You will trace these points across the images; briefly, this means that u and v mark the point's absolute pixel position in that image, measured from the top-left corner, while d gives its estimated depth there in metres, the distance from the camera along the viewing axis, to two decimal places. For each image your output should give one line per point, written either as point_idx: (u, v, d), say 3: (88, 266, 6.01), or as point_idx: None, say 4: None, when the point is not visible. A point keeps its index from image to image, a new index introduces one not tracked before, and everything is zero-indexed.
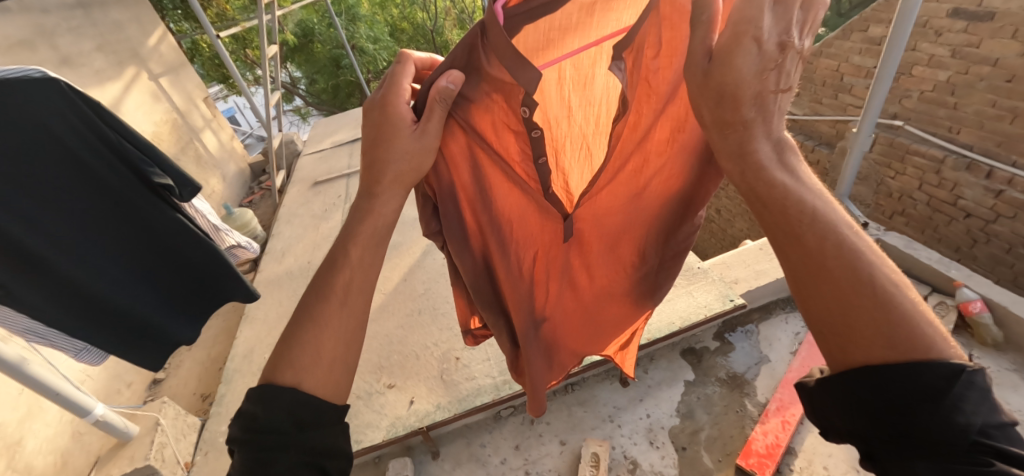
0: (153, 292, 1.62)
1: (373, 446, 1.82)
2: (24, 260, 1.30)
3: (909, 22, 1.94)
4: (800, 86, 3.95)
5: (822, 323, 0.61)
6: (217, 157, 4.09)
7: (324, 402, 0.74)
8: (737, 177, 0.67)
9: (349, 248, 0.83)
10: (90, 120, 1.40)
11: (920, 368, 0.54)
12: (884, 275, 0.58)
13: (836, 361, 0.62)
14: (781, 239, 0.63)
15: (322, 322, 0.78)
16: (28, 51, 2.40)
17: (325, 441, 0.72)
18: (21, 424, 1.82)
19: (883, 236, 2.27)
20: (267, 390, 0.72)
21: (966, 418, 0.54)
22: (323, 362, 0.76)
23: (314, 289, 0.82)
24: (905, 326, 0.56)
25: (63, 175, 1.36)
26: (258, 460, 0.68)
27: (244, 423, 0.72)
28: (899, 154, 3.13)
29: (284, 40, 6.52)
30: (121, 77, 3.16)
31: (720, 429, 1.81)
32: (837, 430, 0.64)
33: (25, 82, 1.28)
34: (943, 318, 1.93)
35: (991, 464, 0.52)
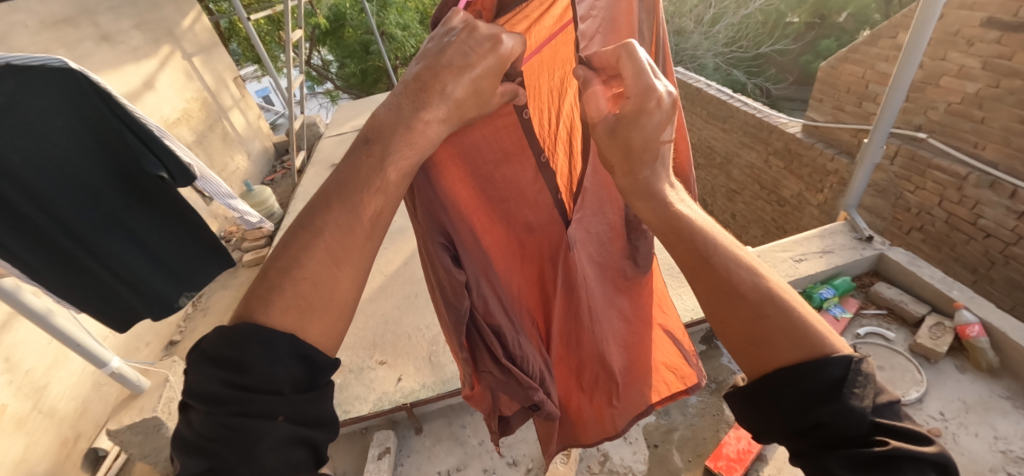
0: (149, 269, 1.62)
1: (359, 417, 1.93)
2: (27, 227, 1.34)
3: (926, 32, 1.87)
4: (823, 91, 3.85)
5: (739, 335, 0.58)
6: (244, 136, 4.28)
7: (328, 359, 0.53)
8: (651, 216, 0.63)
9: (387, 170, 0.57)
10: (99, 109, 1.44)
11: (822, 362, 0.52)
12: (778, 284, 0.59)
13: (753, 367, 0.58)
14: (697, 270, 0.60)
15: (340, 253, 0.54)
16: (71, 28, 2.59)
17: (323, 409, 0.52)
18: (49, 370, 2.02)
19: (886, 251, 2.22)
20: (251, 335, 0.47)
21: (860, 403, 0.51)
22: (333, 306, 0.54)
23: (332, 198, 0.56)
24: (804, 326, 0.55)
25: (68, 159, 1.39)
26: (233, 430, 0.46)
27: (211, 372, 0.47)
28: (920, 169, 3.04)
29: (316, 24, 6.67)
30: (157, 54, 3.34)
31: (694, 430, 1.83)
32: (762, 431, 0.59)
33: (43, 70, 1.36)
34: (938, 339, 1.88)
35: (886, 442, 0.50)
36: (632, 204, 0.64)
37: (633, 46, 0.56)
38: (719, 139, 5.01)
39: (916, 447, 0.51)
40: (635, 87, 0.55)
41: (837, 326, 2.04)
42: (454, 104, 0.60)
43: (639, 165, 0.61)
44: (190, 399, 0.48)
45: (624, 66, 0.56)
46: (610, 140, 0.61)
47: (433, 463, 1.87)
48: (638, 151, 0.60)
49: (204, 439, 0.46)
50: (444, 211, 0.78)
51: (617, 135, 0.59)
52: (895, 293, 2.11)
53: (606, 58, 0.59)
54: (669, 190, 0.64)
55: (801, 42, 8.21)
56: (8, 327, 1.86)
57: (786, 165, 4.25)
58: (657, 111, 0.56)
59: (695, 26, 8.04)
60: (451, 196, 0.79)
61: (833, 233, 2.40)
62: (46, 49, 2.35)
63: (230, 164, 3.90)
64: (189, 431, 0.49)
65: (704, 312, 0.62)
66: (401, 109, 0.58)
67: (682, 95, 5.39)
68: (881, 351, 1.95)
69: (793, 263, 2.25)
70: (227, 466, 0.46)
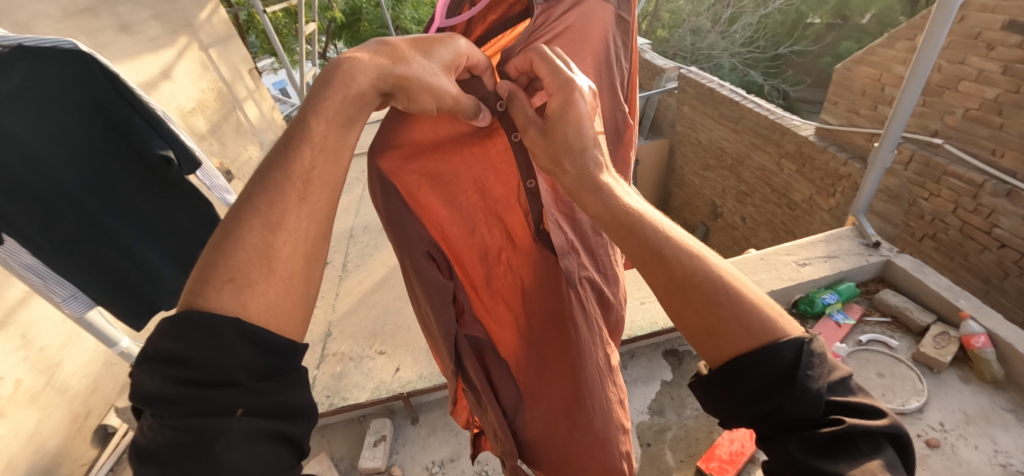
0: (162, 257, 1.51)
1: (357, 404, 1.96)
2: (39, 208, 1.22)
3: (940, 35, 1.78)
4: (837, 94, 3.78)
5: (696, 324, 0.64)
6: (257, 127, 4.36)
7: (283, 340, 0.56)
8: (597, 208, 0.69)
9: (309, 122, 0.64)
10: (102, 88, 1.32)
11: (775, 347, 0.58)
12: (725, 271, 0.66)
13: (714, 355, 0.64)
14: (649, 264, 0.66)
15: (275, 219, 0.60)
16: (91, 17, 2.67)
17: (287, 398, 0.54)
18: (62, 348, 2.09)
19: (893, 258, 2.18)
20: (196, 324, 0.51)
21: (816, 385, 0.57)
22: (276, 277, 0.59)
23: (262, 175, 0.62)
24: (754, 312, 0.62)
25: (71, 139, 1.28)
26: (189, 431, 0.47)
27: (161, 370, 0.50)
28: (935, 175, 2.98)
29: (332, 18, 6.73)
30: (175, 45, 3.41)
31: (687, 430, 1.83)
32: (726, 417, 0.64)
33: (51, 53, 1.25)
34: (942, 349, 1.85)
35: (841, 422, 0.56)
36: (580, 198, 0.70)
37: (543, 51, 0.74)
38: (730, 140, 4.95)
39: (869, 421, 0.56)
40: (556, 86, 0.71)
41: (839, 333, 2.00)
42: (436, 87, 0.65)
43: (582, 160, 0.71)
44: (141, 405, 0.50)
45: (544, 70, 0.73)
46: (543, 141, 0.73)
47: (427, 453, 1.90)
48: (574, 145, 0.70)
49: (162, 446, 0.47)
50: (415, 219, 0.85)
51: (550, 136, 0.72)
52: (900, 301, 2.07)
53: (520, 62, 0.76)
54: (602, 170, 0.72)
55: (821, 44, 7.92)
56: (24, 304, 1.93)
57: (797, 169, 4.19)
58: (581, 100, 0.70)
59: (712, 25, 7.97)
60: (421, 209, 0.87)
61: (839, 237, 2.36)
62: (67, 37, 2.44)
63: (243, 154, 3.97)
64: (143, 437, 0.49)
65: (661, 304, 0.67)
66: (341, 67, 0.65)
67: (695, 95, 5.34)
68: (882, 359, 1.91)
69: (796, 267, 2.21)
70: (190, 471, 0.47)
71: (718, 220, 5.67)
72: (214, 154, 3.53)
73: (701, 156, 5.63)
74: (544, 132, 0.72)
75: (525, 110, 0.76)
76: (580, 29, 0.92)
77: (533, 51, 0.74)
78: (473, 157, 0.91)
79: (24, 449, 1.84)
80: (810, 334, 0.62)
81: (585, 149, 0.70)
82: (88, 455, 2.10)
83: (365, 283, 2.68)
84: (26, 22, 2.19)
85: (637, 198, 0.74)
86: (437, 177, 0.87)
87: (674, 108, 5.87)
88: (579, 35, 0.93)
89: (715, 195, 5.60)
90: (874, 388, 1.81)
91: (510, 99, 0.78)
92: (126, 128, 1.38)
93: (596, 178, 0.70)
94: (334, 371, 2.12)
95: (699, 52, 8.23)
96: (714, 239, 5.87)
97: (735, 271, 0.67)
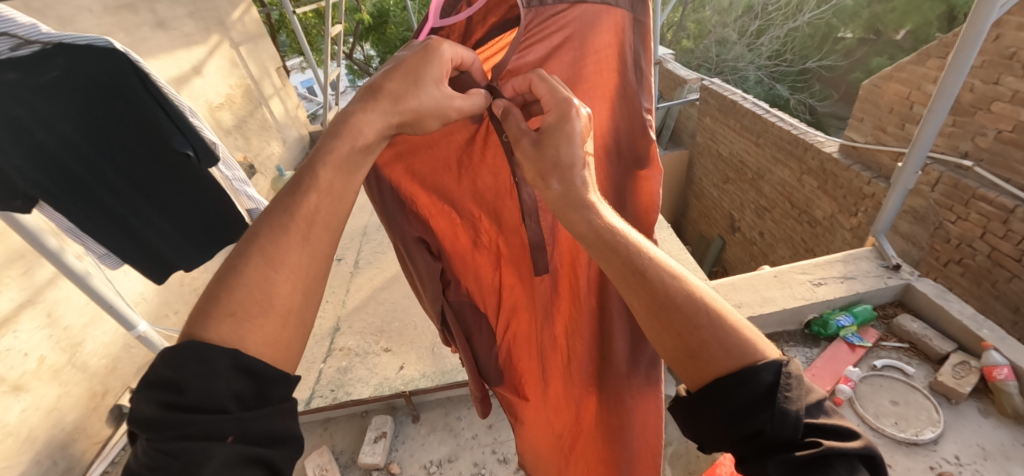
0: (181, 239, 1.60)
1: (360, 399, 1.99)
2: (72, 185, 1.32)
3: (971, 52, 1.71)
4: (863, 110, 3.69)
5: (674, 344, 0.64)
6: (281, 123, 4.48)
7: (273, 371, 0.57)
8: (585, 229, 0.70)
9: (317, 170, 0.66)
10: (130, 82, 1.35)
11: (752, 370, 0.58)
12: (707, 294, 0.66)
13: (694, 378, 0.63)
14: (631, 282, 0.66)
15: (277, 258, 0.62)
16: (130, 13, 2.80)
17: (275, 426, 0.56)
18: (85, 328, 2.18)
19: (914, 282, 2.11)
20: (191, 354, 0.53)
21: (794, 407, 0.56)
22: (275, 313, 0.60)
23: (266, 217, 0.65)
24: (732, 333, 0.62)
25: (103, 127, 1.34)
26: (175, 456, 0.48)
27: (157, 396, 0.52)
28: (964, 198, 2.87)
29: (359, 20, 6.86)
30: (207, 42, 3.54)
31: (687, 446, 1.80)
32: (707, 440, 0.63)
33: (86, 48, 1.29)
34: (962, 379, 1.78)
35: (818, 444, 0.55)
36: (568, 214, 0.71)
37: (543, 74, 0.77)
38: (752, 153, 4.87)
39: (844, 443, 0.56)
40: (554, 102, 0.74)
41: (852, 356, 1.95)
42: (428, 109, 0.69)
43: (569, 176, 0.72)
44: (137, 430, 0.52)
45: (542, 89, 0.76)
46: (535, 151, 0.75)
47: (426, 452, 1.91)
48: (564, 161, 0.72)
49: (151, 469, 0.49)
50: (414, 215, 0.94)
51: (541, 147, 0.74)
52: (919, 327, 2.00)
53: (518, 84, 0.80)
54: (589, 187, 0.73)
55: (852, 59, 7.60)
56: (53, 284, 2.06)
57: (820, 185, 4.09)
58: (575, 116, 0.72)
59: (738, 37, 7.92)
60: (415, 203, 0.94)
61: (858, 258, 2.28)
62: (106, 31, 2.56)
63: (266, 149, 4.08)
64: (137, 457, 0.51)
65: (642, 323, 0.67)
66: (351, 114, 0.68)
67: (717, 106, 5.27)
68: (897, 386, 1.85)
69: (811, 287, 2.15)
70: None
71: (735, 234, 5.56)
72: (238, 149, 3.64)
73: (721, 168, 5.54)
74: (535, 147, 0.74)
75: (517, 124, 0.79)
76: (580, 31, 0.89)
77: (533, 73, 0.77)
78: (466, 160, 0.97)
79: (43, 422, 1.93)
80: (787, 356, 0.63)
81: (574, 166, 0.72)
82: (102, 433, 2.20)
83: (375, 280, 2.72)
84: (69, 16, 2.32)
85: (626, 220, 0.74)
86: (425, 174, 0.94)
87: (695, 119, 5.84)
88: (577, 36, 0.90)
89: (733, 209, 5.50)
90: (887, 416, 1.75)
91: (504, 115, 0.80)
92: (151, 123, 1.41)
93: (582, 196, 0.71)
94: (340, 365, 2.16)
95: (724, 64, 8.14)
96: (730, 253, 5.76)
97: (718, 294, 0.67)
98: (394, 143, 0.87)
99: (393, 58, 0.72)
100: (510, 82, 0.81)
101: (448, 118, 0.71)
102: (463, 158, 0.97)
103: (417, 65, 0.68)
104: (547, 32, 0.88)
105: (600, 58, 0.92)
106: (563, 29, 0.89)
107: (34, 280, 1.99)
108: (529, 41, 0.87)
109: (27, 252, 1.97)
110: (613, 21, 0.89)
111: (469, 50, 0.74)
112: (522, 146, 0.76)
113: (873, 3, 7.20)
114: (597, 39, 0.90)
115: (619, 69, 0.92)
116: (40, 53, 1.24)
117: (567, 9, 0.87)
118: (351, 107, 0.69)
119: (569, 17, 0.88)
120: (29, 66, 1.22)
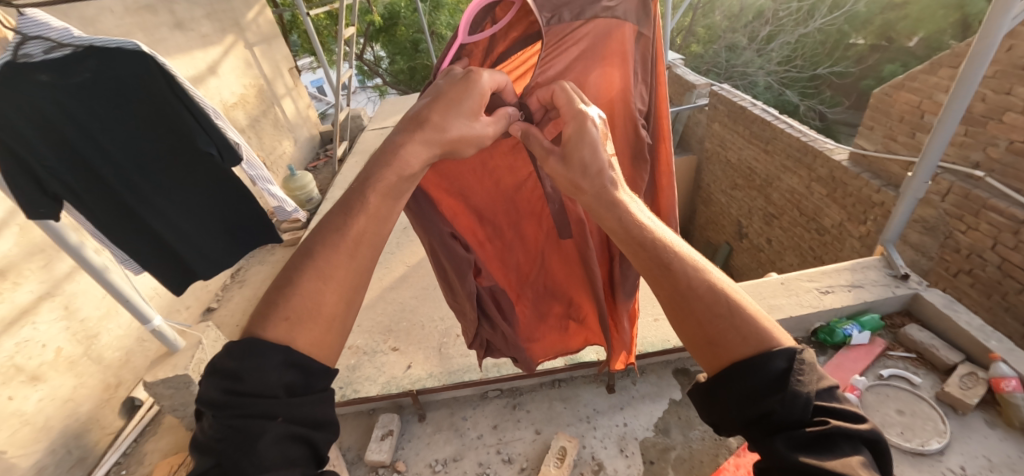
0: (206, 241, 1.69)
1: (367, 397, 2.01)
2: (95, 181, 1.40)
3: (981, 63, 1.71)
4: (873, 119, 3.68)
5: (695, 333, 0.66)
6: (292, 122, 4.55)
7: (318, 365, 0.60)
8: (612, 229, 0.73)
9: (367, 194, 0.67)
10: (158, 85, 1.45)
11: (768, 356, 0.60)
12: (731, 289, 0.67)
13: (712, 363, 0.65)
14: (655, 274, 0.68)
15: (328, 272, 0.63)
16: (150, 15, 2.86)
17: (321, 413, 0.59)
18: (100, 321, 2.25)
19: (922, 291, 2.10)
20: (251, 347, 0.56)
21: (806, 390, 0.58)
22: (322, 318, 0.62)
23: (321, 226, 0.66)
24: (752, 322, 0.64)
25: (129, 127, 1.43)
26: (236, 430, 0.53)
27: (219, 382, 0.55)
28: (974, 208, 2.86)
29: (370, 21, 6.92)
30: (222, 43, 3.60)
31: (692, 452, 1.81)
32: (720, 424, 0.65)
33: (117, 52, 1.38)
34: (969, 390, 1.78)
35: (827, 422, 0.58)
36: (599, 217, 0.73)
37: (565, 85, 0.81)
38: (761, 161, 4.87)
39: (852, 426, 0.58)
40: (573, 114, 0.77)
41: (859, 364, 1.94)
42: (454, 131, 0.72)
43: (599, 180, 0.73)
44: (203, 408, 0.57)
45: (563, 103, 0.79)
46: (564, 167, 0.76)
47: (431, 451, 1.94)
48: (590, 168, 0.73)
49: (215, 441, 0.53)
50: (442, 215, 1.02)
51: (567, 160, 0.76)
52: (926, 337, 2.00)
53: (543, 94, 0.84)
54: (615, 187, 0.73)
55: (863, 65, 7.68)
56: (71, 277, 2.13)
57: (828, 193, 4.08)
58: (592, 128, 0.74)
59: (748, 42, 7.85)
60: (442, 202, 1.02)
61: (866, 267, 2.28)
62: (127, 32, 2.63)
63: (278, 148, 4.15)
64: (202, 433, 0.56)
65: (665, 314, 0.69)
66: (399, 144, 0.70)
67: (726, 113, 5.26)
68: (904, 395, 1.84)
69: (818, 294, 2.15)
70: (230, 464, 0.52)
71: (743, 240, 5.55)
72: (252, 147, 3.73)
73: (729, 174, 5.53)
74: (561, 160, 0.76)
75: (540, 141, 0.80)
76: (592, 43, 0.94)
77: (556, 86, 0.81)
78: (489, 162, 1.05)
79: (59, 412, 1.97)
80: (802, 345, 0.64)
81: (601, 170, 0.73)
82: (115, 424, 2.22)
83: (383, 280, 2.75)
84: (92, 17, 2.39)
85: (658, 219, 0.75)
86: (451, 176, 1.01)
87: (704, 125, 5.84)
88: (591, 48, 0.94)
89: (741, 215, 5.48)
90: (894, 426, 1.75)
91: (523, 136, 0.82)
92: (176, 122, 1.51)
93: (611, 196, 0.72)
94: (348, 363, 2.19)
95: (733, 70, 8.11)
96: (737, 259, 5.74)
97: (741, 288, 0.69)
98: (435, 167, 0.96)
99: (429, 90, 0.75)
100: (535, 93, 0.86)
101: (482, 143, 0.76)
102: (485, 159, 1.04)
103: (456, 97, 0.72)
104: (566, 45, 0.93)
105: (607, 67, 0.96)
106: (577, 43, 0.94)
107: (53, 274, 2.05)
108: (547, 60, 0.93)
109: (47, 246, 2.03)
110: (622, 33, 0.92)
111: (505, 75, 0.78)
112: (550, 164, 0.78)
113: (885, 10, 7.25)
114: (608, 50, 0.94)
115: (624, 78, 0.96)
116: (73, 55, 1.31)
117: (582, 25, 0.92)
118: (398, 137, 0.71)
119: (582, 31, 0.93)
120: (62, 68, 1.29)
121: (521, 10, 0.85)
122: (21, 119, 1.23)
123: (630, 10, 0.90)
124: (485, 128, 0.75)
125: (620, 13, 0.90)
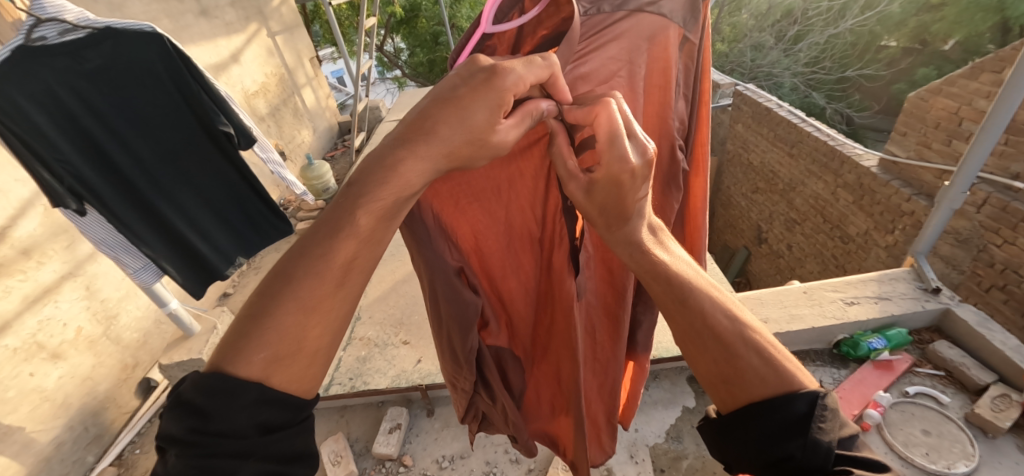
0: (210, 220, 1.76)
1: (376, 390, 2.01)
2: (114, 173, 1.44)
3: None
4: (907, 124, 3.55)
5: (711, 370, 0.66)
6: (312, 112, 4.57)
7: (295, 400, 0.60)
8: (631, 264, 0.68)
9: (358, 215, 0.60)
10: (178, 69, 1.50)
11: (788, 398, 0.60)
12: (755, 326, 0.66)
13: (729, 401, 0.66)
14: (673, 309, 0.67)
15: (311, 305, 0.59)
16: (175, 1, 2.88)
17: (294, 447, 0.60)
18: (120, 301, 2.29)
19: (954, 307, 2.01)
20: (219, 386, 0.54)
21: (827, 437, 0.58)
22: (303, 354, 0.60)
23: (300, 252, 0.60)
24: (771, 362, 0.63)
25: (148, 111, 1.48)
26: (202, 470, 0.54)
27: (184, 415, 0.55)
28: (1011, 221, 2.74)
29: (392, 12, 6.93)
30: (245, 30, 3.62)
31: (703, 462, 1.76)
32: (737, 460, 0.65)
33: (135, 36, 1.40)
34: (1001, 413, 1.69)
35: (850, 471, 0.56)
36: (609, 249, 0.69)
37: (610, 102, 0.62)
38: (785, 165, 4.73)
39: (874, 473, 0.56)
40: (611, 158, 0.60)
41: (882, 381, 1.87)
42: (472, 126, 0.60)
43: (626, 220, 0.65)
44: (165, 442, 0.56)
45: (602, 132, 0.61)
46: (585, 199, 0.67)
47: (438, 446, 1.93)
48: (628, 200, 0.63)
49: None
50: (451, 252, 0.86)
51: (593, 195, 0.66)
52: (956, 355, 1.91)
53: (582, 113, 0.64)
54: (647, 232, 0.69)
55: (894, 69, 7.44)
56: (93, 259, 2.16)
57: (855, 200, 3.94)
58: (630, 182, 0.61)
59: (775, 42, 7.57)
60: (451, 231, 0.85)
61: (895, 279, 2.19)
62: (153, 18, 2.66)
63: (297, 137, 4.19)
64: (162, 467, 0.55)
65: (680, 345, 0.69)
66: (401, 160, 0.60)
67: (750, 114, 5.11)
68: (930, 415, 1.77)
69: (843, 305, 2.07)
70: None
71: (762, 245, 5.43)
72: (271, 136, 3.77)
73: (752, 178, 5.41)
74: (585, 194, 0.67)
75: (564, 161, 0.71)
76: (635, 43, 0.85)
77: (599, 106, 0.62)
78: (508, 178, 0.87)
79: (78, 390, 2.02)
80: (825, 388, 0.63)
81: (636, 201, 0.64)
82: (130, 404, 2.26)
83: (397, 273, 2.76)
84: (119, 2, 2.42)
85: (683, 254, 0.73)
86: (464, 198, 0.84)
87: (726, 126, 5.70)
88: (633, 48, 0.85)
89: (762, 219, 5.36)
90: (917, 446, 1.68)
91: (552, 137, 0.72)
92: (191, 102, 1.57)
93: (639, 237, 0.67)
94: (359, 355, 2.19)
95: (758, 70, 7.82)
96: (756, 264, 5.62)
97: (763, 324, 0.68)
98: (446, 177, 0.79)
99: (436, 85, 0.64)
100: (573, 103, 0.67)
101: (501, 152, 0.65)
102: (508, 177, 0.87)
103: (463, 101, 0.60)
104: (603, 39, 0.83)
105: (649, 72, 0.89)
106: (619, 38, 0.84)
107: (75, 254, 2.09)
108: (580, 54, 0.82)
109: (70, 227, 2.06)
110: (666, 35, 0.86)
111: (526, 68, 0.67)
112: (573, 194, 0.69)
113: (921, 12, 6.95)
114: (649, 54, 0.87)
115: (664, 85, 0.90)
116: (89, 38, 1.30)
117: (622, 18, 0.83)
118: (397, 147, 0.60)
119: (623, 27, 0.84)
120: (78, 52, 1.30)
121: (551, 4, 0.73)
122: (33, 105, 1.24)
123: (677, 10, 0.85)
124: (506, 134, 0.62)
125: (666, 11, 0.84)
